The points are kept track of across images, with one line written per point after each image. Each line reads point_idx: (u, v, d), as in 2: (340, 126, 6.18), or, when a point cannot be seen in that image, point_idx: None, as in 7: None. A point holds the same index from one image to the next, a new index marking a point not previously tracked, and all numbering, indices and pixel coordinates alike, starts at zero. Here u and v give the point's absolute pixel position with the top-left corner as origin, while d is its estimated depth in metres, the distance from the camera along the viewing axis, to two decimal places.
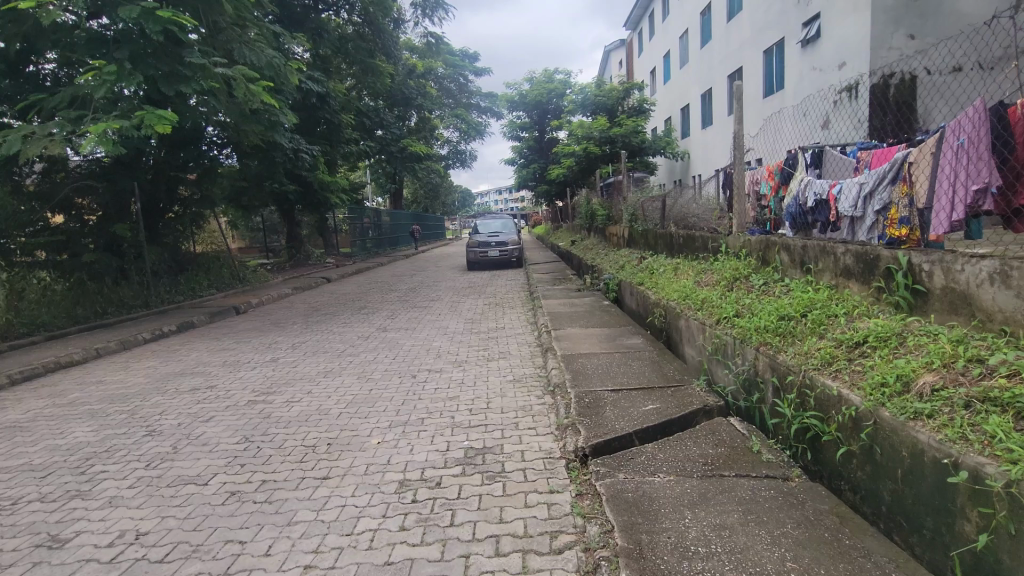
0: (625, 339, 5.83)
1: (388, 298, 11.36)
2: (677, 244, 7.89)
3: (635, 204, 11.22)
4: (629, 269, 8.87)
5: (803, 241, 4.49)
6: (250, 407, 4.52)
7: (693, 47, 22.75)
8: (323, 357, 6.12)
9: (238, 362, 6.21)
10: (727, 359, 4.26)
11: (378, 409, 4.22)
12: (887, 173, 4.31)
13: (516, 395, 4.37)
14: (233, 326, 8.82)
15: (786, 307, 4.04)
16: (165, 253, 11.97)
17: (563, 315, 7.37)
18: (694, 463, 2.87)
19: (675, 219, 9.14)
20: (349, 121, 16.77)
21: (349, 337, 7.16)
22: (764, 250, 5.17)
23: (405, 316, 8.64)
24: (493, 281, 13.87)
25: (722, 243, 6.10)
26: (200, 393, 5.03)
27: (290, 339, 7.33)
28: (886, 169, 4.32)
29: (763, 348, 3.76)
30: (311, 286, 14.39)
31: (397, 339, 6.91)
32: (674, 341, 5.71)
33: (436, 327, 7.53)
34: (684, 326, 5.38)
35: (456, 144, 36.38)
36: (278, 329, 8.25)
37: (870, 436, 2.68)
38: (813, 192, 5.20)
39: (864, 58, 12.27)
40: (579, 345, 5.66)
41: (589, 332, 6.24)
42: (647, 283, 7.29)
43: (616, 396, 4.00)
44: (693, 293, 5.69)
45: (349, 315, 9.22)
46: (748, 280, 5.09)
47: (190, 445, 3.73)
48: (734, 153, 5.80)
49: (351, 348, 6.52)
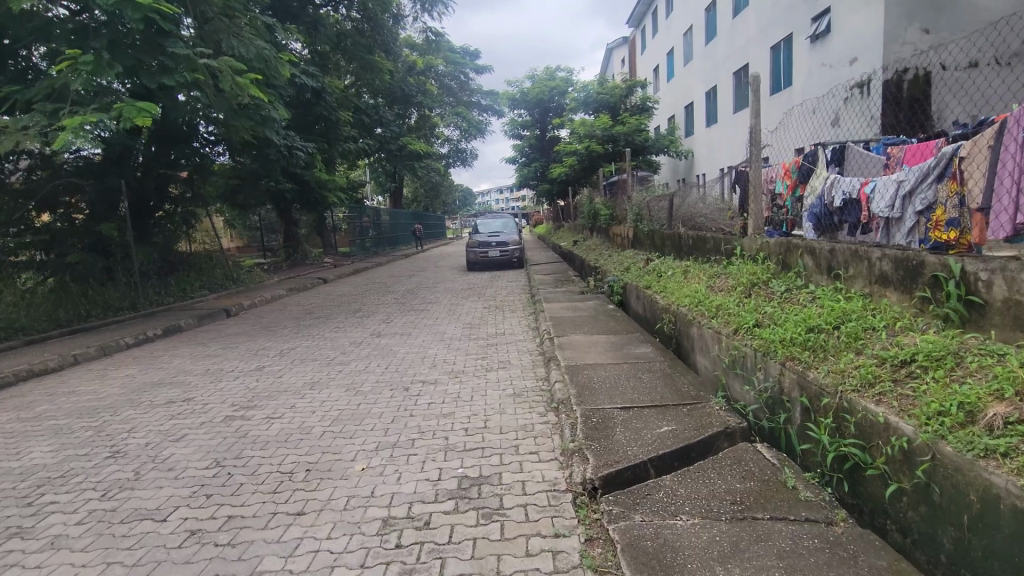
0: (633, 347, 5.46)
1: (384, 300, 10.99)
2: (687, 246, 7.50)
3: (640, 204, 10.84)
4: (635, 271, 8.50)
5: (830, 243, 4.11)
6: (227, 424, 4.16)
7: (697, 44, 22.35)
8: (310, 366, 5.75)
9: (221, 371, 5.85)
10: (748, 373, 3.88)
11: (365, 428, 3.85)
12: (933, 170, 3.93)
13: (516, 412, 3.99)
14: (222, 330, 8.46)
15: (815, 317, 3.66)
16: (155, 253, 11.61)
17: (566, 321, 6.99)
18: (720, 501, 2.50)
19: (683, 219, 8.75)
20: (347, 118, 16.39)
21: (340, 343, 6.80)
22: (784, 253, 4.79)
23: (400, 320, 8.26)
24: (493, 282, 13.49)
25: (737, 245, 5.72)
26: (174, 407, 4.66)
27: (278, 345, 6.96)
28: (932, 165, 3.95)
29: (790, 364, 3.39)
30: (306, 287, 14.01)
31: (392, 346, 6.54)
32: (686, 351, 5.34)
33: (432, 333, 7.16)
34: (696, 335, 5.02)
35: (456, 142, 36.00)
36: (268, 334, 7.89)
37: (927, 474, 2.31)
38: (840, 191, 4.82)
39: (877, 53, 11.86)
40: (584, 354, 5.28)
41: (593, 340, 5.87)
42: (655, 286, 6.91)
43: (627, 415, 3.62)
44: (705, 299, 5.32)
45: (343, 319, 8.85)
46: (767, 285, 4.71)
47: (154, 470, 3.36)
48: (750, 150, 5.43)
49: (341, 355, 6.15)
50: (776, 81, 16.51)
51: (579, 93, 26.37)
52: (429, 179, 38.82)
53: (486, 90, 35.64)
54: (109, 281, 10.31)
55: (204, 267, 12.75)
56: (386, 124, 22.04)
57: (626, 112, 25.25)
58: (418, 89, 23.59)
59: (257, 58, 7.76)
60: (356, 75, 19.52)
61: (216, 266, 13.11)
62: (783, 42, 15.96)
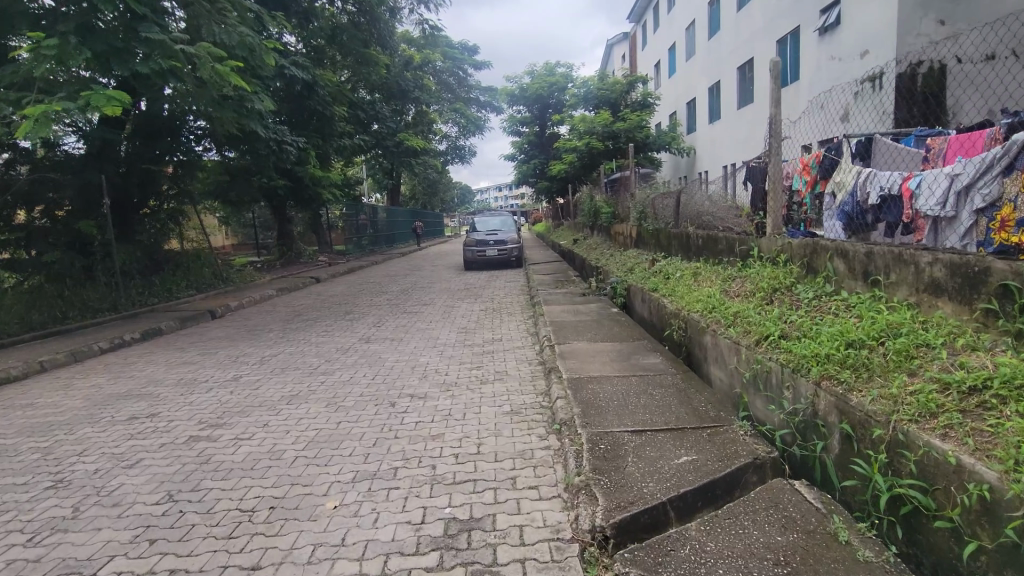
0: (641, 357, 5.01)
1: (376, 301, 10.53)
2: (696, 246, 7.05)
3: (643, 201, 10.37)
4: (639, 272, 8.06)
5: (866, 246, 3.68)
6: (189, 446, 3.70)
7: (700, 39, 21.89)
8: (291, 376, 5.29)
9: (194, 381, 5.39)
10: (775, 392, 3.47)
11: (343, 453, 3.41)
12: (997, 161, 3.45)
13: (512, 435, 3.54)
14: (205, 334, 7.98)
15: (852, 330, 3.24)
16: (139, 251, 11.13)
17: (568, 326, 6.52)
18: (760, 562, 2.07)
19: (691, 217, 8.31)
20: (341, 112, 15.93)
21: (326, 350, 6.34)
22: (809, 255, 4.35)
23: (392, 324, 7.79)
24: (490, 282, 13.02)
25: (754, 245, 5.27)
26: (134, 424, 4.20)
27: (260, 352, 6.50)
28: (997, 156, 3.45)
29: (827, 384, 2.97)
30: (297, 286, 13.54)
31: (381, 353, 6.08)
32: (700, 362, 4.90)
33: (426, 339, 6.69)
34: (712, 345, 4.58)
35: (455, 139, 35.48)
36: (252, 339, 7.42)
37: (1017, 533, 1.88)
38: (878, 186, 4.38)
39: (891, 45, 11.41)
40: (588, 365, 4.83)
41: (598, 348, 5.42)
42: (663, 289, 6.47)
43: (640, 441, 3.18)
44: (721, 305, 4.87)
45: (332, 322, 8.38)
46: (791, 291, 4.27)
47: (95, 506, 2.92)
48: (769, 142, 5.00)
49: (326, 364, 5.69)
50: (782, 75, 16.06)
51: (580, 89, 25.89)
52: (427, 176, 38.33)
53: (485, 86, 35.13)
54: (89, 281, 9.85)
55: (192, 265, 12.28)
56: (383, 119, 21.56)
57: (627, 108, 24.77)
58: (416, 84, 23.09)
59: (239, 46, 7.29)
60: (351, 69, 19.02)
61: (204, 265, 12.63)
62: (790, 35, 15.51)
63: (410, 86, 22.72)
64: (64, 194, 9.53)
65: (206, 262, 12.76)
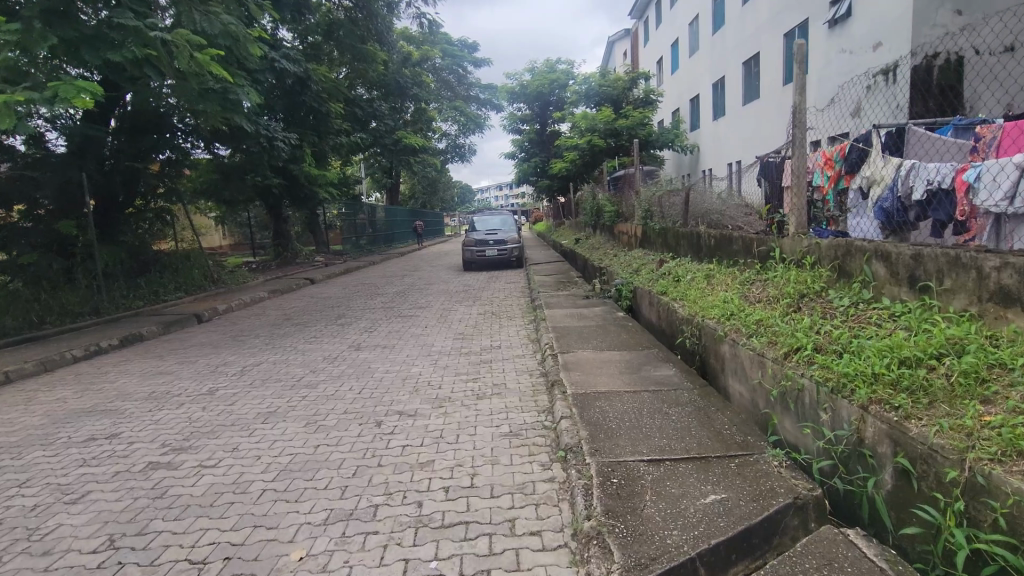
0: (652, 369, 4.57)
1: (371, 304, 10.10)
2: (708, 246, 6.61)
3: (649, 200, 9.93)
4: (646, 274, 7.63)
5: (913, 246, 3.26)
6: (145, 475, 3.27)
7: (703, 34, 21.45)
8: (271, 389, 4.86)
9: (167, 395, 4.96)
10: (810, 413, 3.04)
11: (317, 486, 2.99)
12: None
13: (510, 464, 3.11)
14: (188, 340, 7.56)
15: (903, 344, 2.81)
16: (123, 252, 10.72)
17: (572, 333, 6.08)
18: None
19: (700, 217, 7.89)
20: (336, 108, 15.50)
21: (312, 359, 5.92)
22: (839, 257, 3.92)
23: (385, 330, 7.36)
24: (490, 283, 12.58)
25: (773, 246, 4.83)
26: (88, 447, 3.77)
27: (243, 361, 6.07)
28: None
29: (877, 409, 2.54)
30: (291, 288, 13.11)
31: (370, 363, 5.64)
32: (718, 374, 4.49)
33: (420, 346, 6.26)
34: (732, 356, 4.17)
35: (454, 137, 35.00)
36: (237, 345, 7.00)
37: None
38: (925, 179, 3.98)
39: (905, 36, 10.96)
40: (595, 378, 4.40)
41: (604, 358, 4.99)
42: (673, 293, 6.05)
43: (659, 473, 2.76)
44: (740, 312, 4.44)
45: (322, 327, 7.94)
46: (821, 297, 3.83)
47: (21, 556, 2.48)
48: (793, 132, 4.57)
49: (310, 375, 5.26)
50: (789, 70, 15.64)
51: (581, 86, 25.46)
52: (427, 174, 37.89)
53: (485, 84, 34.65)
54: (70, 283, 9.43)
55: (180, 266, 11.85)
56: (381, 117, 21.11)
57: (630, 104, 24.32)
58: (414, 81, 22.65)
59: (221, 34, 6.84)
60: (347, 65, 18.59)
61: (193, 266, 12.21)
62: (798, 27, 15.06)
63: (408, 83, 22.22)
64: (43, 194, 9.12)
65: (196, 263, 12.33)
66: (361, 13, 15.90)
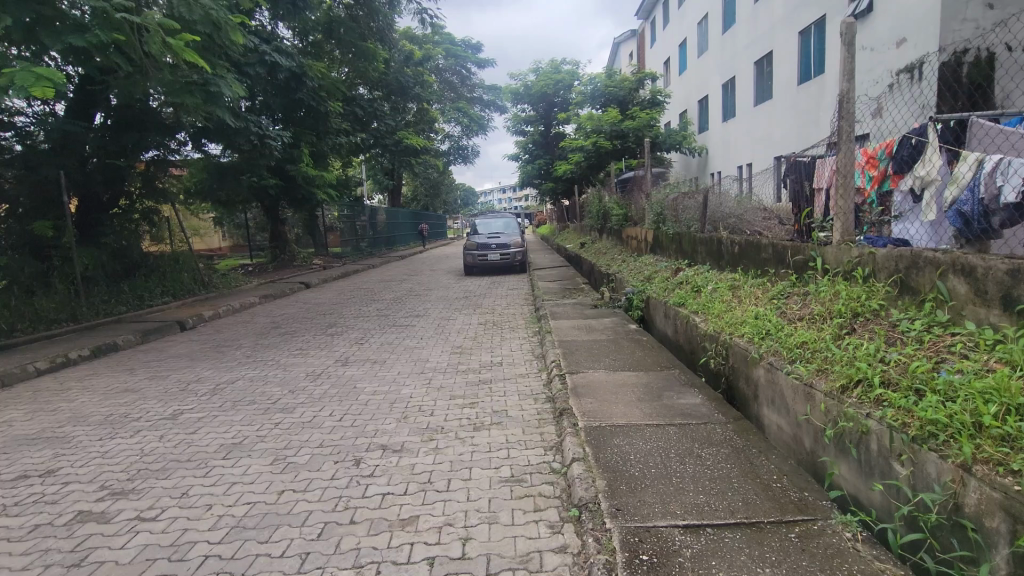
0: (675, 395, 3.99)
1: (365, 311, 9.52)
2: (730, 253, 6.02)
3: (662, 203, 9.34)
4: (661, 283, 7.06)
5: (1008, 258, 2.68)
6: (67, 532, 2.67)
7: (713, 33, 20.86)
8: (241, 414, 4.27)
9: (124, 419, 4.38)
10: (882, 466, 2.48)
11: (272, 554, 2.41)
12: None
13: (512, 524, 2.54)
14: (164, 351, 7.00)
15: (1012, 386, 2.23)
16: (105, 255, 10.20)
17: (580, 349, 5.48)
18: None
19: (718, 221, 7.32)
20: (335, 106, 14.98)
21: (294, 376, 5.35)
22: (899, 270, 3.35)
23: (377, 342, 6.78)
24: (492, 289, 11.98)
25: (812, 254, 4.26)
26: (13, 489, 3.18)
27: (216, 377, 5.49)
28: None
29: (986, 473, 2.01)
30: (285, 292, 12.57)
31: (356, 382, 5.04)
32: (751, 402, 3.92)
33: (413, 362, 5.66)
34: (771, 385, 3.60)
35: (457, 138, 34.42)
36: (214, 358, 6.42)
37: None
38: (1016, 179, 3.41)
39: (932, 32, 10.37)
40: (611, 406, 3.83)
41: (620, 380, 4.41)
42: (693, 305, 5.48)
43: (702, 545, 2.18)
44: (778, 331, 3.86)
45: (310, 337, 7.38)
46: (882, 319, 3.25)
47: None
48: (838, 126, 4.00)
49: (287, 397, 4.67)
50: (804, 68, 15.08)
51: (587, 86, 24.85)
52: (429, 176, 37.37)
53: (489, 85, 34.08)
54: (46, 287, 8.90)
55: (168, 270, 11.30)
56: (382, 117, 20.55)
57: (637, 105, 23.76)
58: (416, 80, 22.08)
59: (201, 21, 6.23)
60: (346, 63, 18.05)
61: (182, 270, 11.69)
62: (814, 25, 14.50)
63: (409, 82, 21.67)
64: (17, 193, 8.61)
65: (184, 266, 11.79)
66: (362, 11, 15.37)
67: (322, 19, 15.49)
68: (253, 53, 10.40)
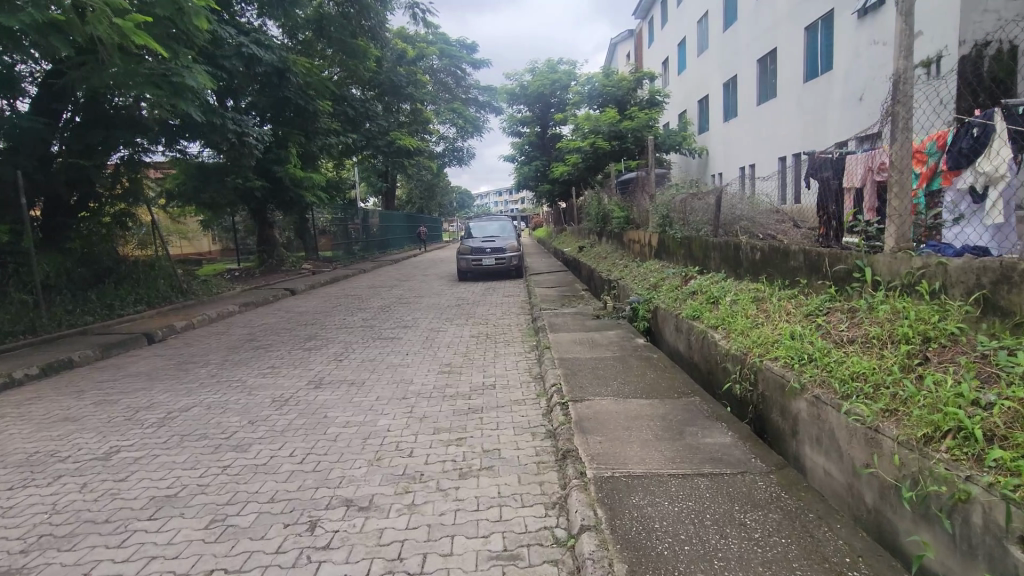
0: (699, 432, 3.35)
1: (349, 321, 8.85)
2: (750, 260, 5.39)
3: (667, 204, 8.70)
4: (670, 292, 6.43)
5: None
6: None
7: (713, 32, 20.31)
8: (185, 455, 3.60)
9: (46, 459, 3.69)
10: (990, 549, 1.93)
11: None
12: None
13: None
14: (122, 369, 6.31)
15: None
16: (70, 261, 9.49)
17: (584, 370, 4.85)
18: None
19: (731, 225, 6.69)
20: (322, 103, 14.35)
21: (258, 402, 4.68)
22: (982, 285, 2.75)
23: (358, 359, 6.10)
24: (486, 297, 11.34)
25: (856, 262, 3.65)
26: None
27: (170, 404, 4.81)
28: None
29: None
30: (267, 300, 11.90)
31: (326, 411, 4.37)
32: (790, 440, 3.32)
33: (394, 386, 4.99)
34: (818, 423, 2.99)
35: (452, 140, 33.83)
36: (175, 378, 5.74)
37: None
38: None
39: (951, 24, 9.76)
40: (625, 447, 3.18)
41: (632, 411, 3.76)
42: (711, 319, 4.85)
43: None
44: (823, 355, 3.23)
45: (285, 353, 6.70)
46: (965, 348, 2.65)
47: None
48: (893, 111, 3.39)
49: (244, 431, 4.00)
50: (810, 65, 14.52)
51: (584, 86, 24.18)
52: (423, 178, 36.62)
53: (484, 86, 33.51)
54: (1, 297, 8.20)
55: (142, 278, 10.63)
56: (374, 117, 19.88)
57: (636, 105, 23.18)
58: (409, 80, 21.45)
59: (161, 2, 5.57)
60: (337, 61, 17.44)
61: (157, 276, 10.98)
62: (821, 20, 13.94)
63: (402, 81, 21.04)
64: None
65: (160, 272, 11.12)
66: (354, 7, 14.75)
67: (312, 15, 14.80)
68: (229, 44, 9.83)
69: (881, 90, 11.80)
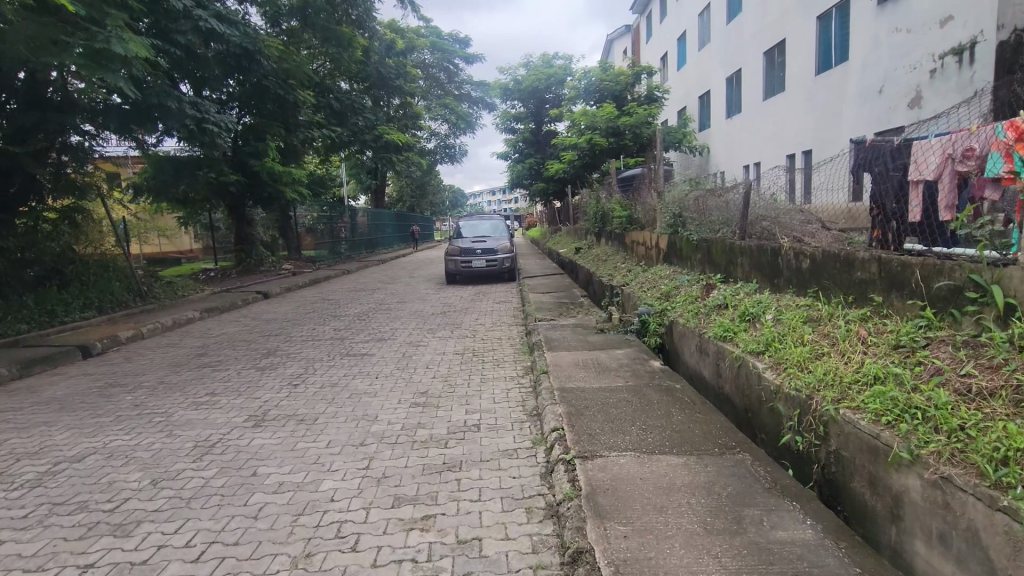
0: (765, 520, 2.35)
1: (319, 332, 7.80)
2: (794, 269, 4.41)
3: (679, 203, 7.67)
4: (689, 304, 5.42)
5: None
6: None
7: (716, 25, 19.36)
8: (40, 543, 2.56)
9: None
10: None
11: None
12: None
13: None
14: (35, 394, 5.24)
15: None
16: None
17: (592, 408, 3.82)
18: None
19: (756, 227, 5.70)
20: (302, 94, 13.33)
21: (174, 450, 3.63)
22: None
23: (317, 385, 5.04)
24: (476, 303, 10.31)
25: (970, 278, 2.70)
26: None
27: (64, 450, 3.75)
28: None
29: None
30: (233, 303, 10.80)
31: (256, 465, 3.33)
32: (886, 525, 2.33)
33: (352, 426, 3.94)
34: (946, 517, 2.01)
35: (444, 137, 32.82)
36: (90, 409, 4.67)
37: None
38: None
39: (987, 7, 8.85)
40: (664, 548, 2.18)
41: (663, 478, 2.75)
42: (749, 341, 3.84)
43: None
44: (947, 411, 2.25)
45: (233, 374, 5.64)
46: None
47: None
48: None
49: (137, 499, 2.95)
50: (822, 56, 13.62)
51: (581, 81, 23.17)
52: (415, 175, 35.55)
53: (477, 81, 32.56)
54: None
55: (91, 279, 9.54)
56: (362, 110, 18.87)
57: (634, 101, 22.21)
58: (399, 72, 20.38)
59: None
60: (324, 54, 16.43)
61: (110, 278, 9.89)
62: (835, 8, 13.02)
63: (391, 73, 19.93)
64: None
65: (115, 273, 9.98)
66: None
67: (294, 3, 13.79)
68: (185, 18, 8.84)
69: (903, 81, 10.86)
